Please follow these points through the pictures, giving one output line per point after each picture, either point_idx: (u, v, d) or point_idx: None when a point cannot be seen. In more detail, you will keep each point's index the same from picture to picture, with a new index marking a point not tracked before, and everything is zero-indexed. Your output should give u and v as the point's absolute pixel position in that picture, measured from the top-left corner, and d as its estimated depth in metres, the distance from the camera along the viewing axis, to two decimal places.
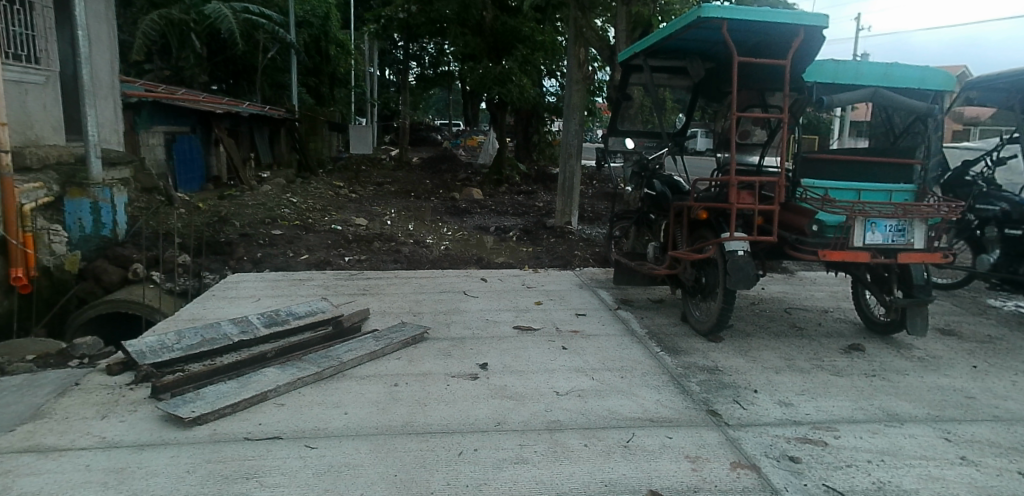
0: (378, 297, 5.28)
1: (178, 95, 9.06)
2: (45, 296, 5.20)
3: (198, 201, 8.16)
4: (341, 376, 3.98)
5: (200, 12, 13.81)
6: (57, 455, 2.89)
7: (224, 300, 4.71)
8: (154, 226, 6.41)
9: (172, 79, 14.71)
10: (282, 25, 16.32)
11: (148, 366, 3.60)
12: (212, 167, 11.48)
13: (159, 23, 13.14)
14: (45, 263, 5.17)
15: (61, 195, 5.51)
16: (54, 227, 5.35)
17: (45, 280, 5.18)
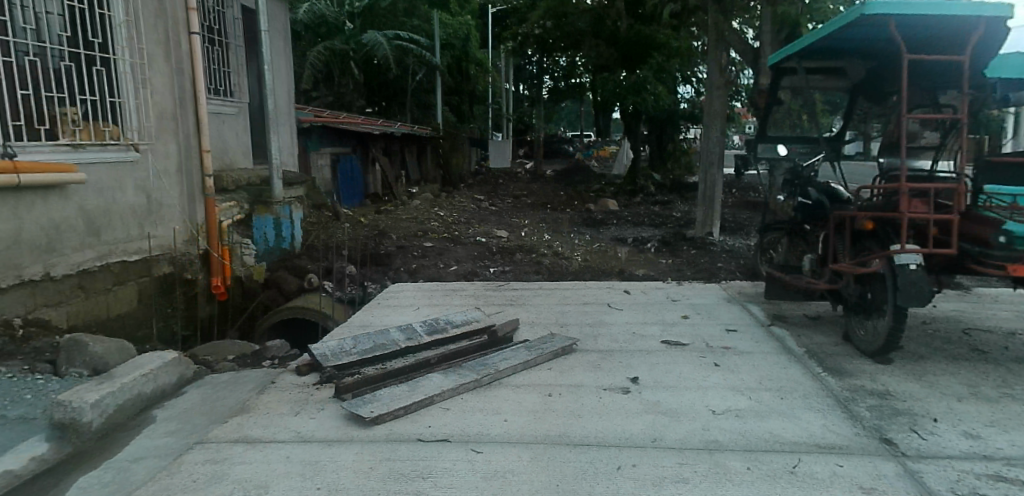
0: (525, 307, 5.39)
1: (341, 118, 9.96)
2: (238, 303, 5.90)
3: (360, 216, 8.87)
4: (498, 384, 4.08)
5: (359, 42, 15.45)
6: (262, 446, 3.22)
7: (388, 308, 5.04)
8: (323, 240, 7.04)
9: (334, 105, 16.24)
10: (427, 48, 17.41)
11: (331, 368, 3.95)
12: (370, 185, 12.26)
13: (325, 53, 14.91)
14: (239, 274, 5.90)
15: (251, 212, 6.25)
16: (245, 240, 6.10)
17: (239, 288, 5.89)
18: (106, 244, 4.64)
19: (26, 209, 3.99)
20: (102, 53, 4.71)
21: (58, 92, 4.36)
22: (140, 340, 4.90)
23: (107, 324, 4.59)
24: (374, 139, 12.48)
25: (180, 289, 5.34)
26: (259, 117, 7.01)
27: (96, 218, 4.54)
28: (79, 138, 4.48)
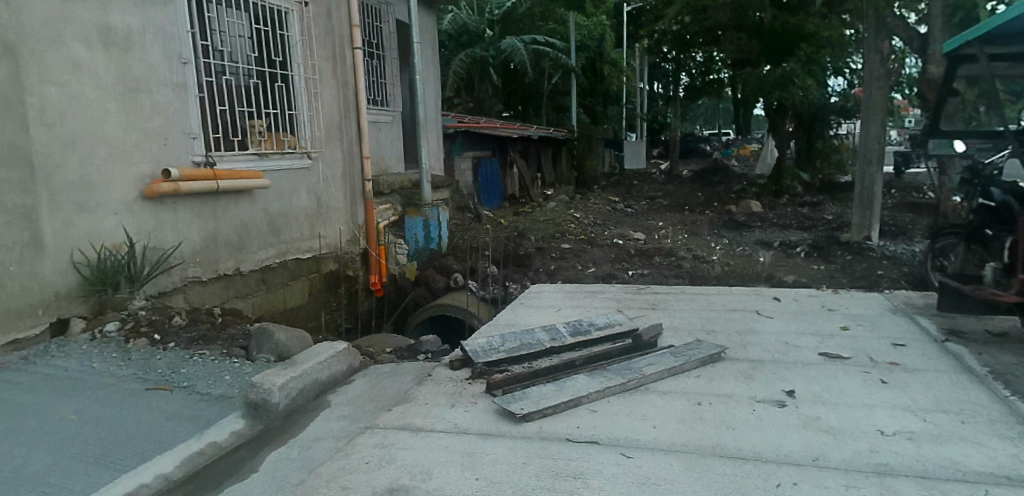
0: (668, 312, 5.27)
1: (483, 123, 10.37)
2: (393, 299, 6.31)
3: (501, 218, 9.17)
4: (645, 390, 3.94)
5: (498, 48, 15.73)
6: (423, 434, 3.38)
7: (530, 308, 5.12)
8: (467, 241, 7.31)
9: (476, 110, 16.98)
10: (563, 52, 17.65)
11: (481, 364, 4.02)
12: (507, 187, 12.64)
13: (467, 61, 15.48)
14: (393, 272, 6.36)
15: (403, 214, 6.70)
16: (398, 241, 6.56)
17: (393, 286, 6.32)
18: (284, 243, 5.21)
19: (221, 213, 4.63)
20: (282, 70, 5.25)
21: (246, 105, 4.93)
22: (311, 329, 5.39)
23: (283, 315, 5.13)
24: (512, 143, 12.83)
25: (343, 286, 5.84)
26: (411, 125, 7.46)
27: (277, 220, 5.12)
28: (263, 148, 5.04)
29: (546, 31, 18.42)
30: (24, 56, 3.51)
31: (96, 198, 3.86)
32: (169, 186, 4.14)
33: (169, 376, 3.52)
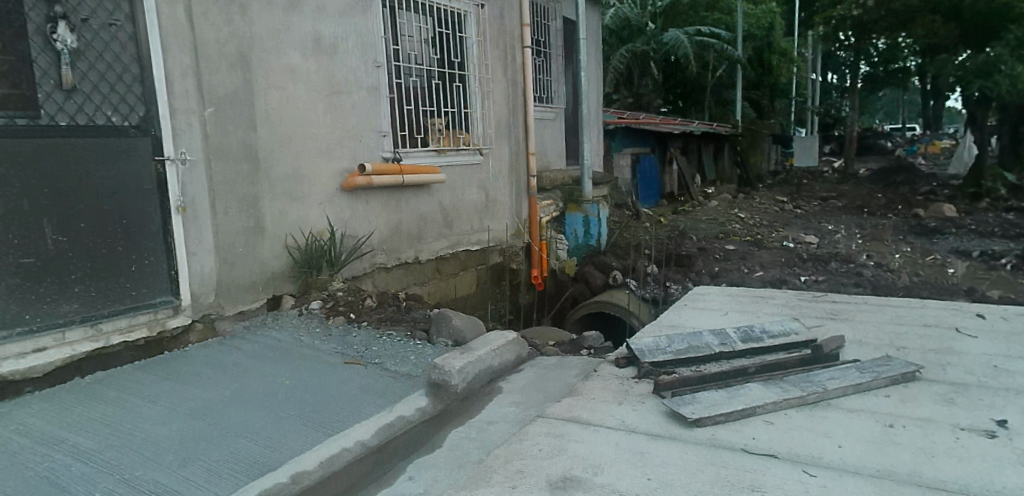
0: (850, 324, 4.87)
1: (644, 120, 10.33)
2: (552, 294, 6.58)
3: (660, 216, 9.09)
4: (826, 406, 3.66)
5: (659, 42, 15.60)
6: (593, 428, 3.34)
7: (696, 310, 4.98)
8: (626, 238, 7.43)
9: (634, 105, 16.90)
10: (729, 42, 16.99)
11: (648, 364, 3.94)
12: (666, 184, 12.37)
13: (627, 56, 15.47)
14: (553, 266, 6.60)
15: (564, 210, 6.89)
16: (559, 236, 6.75)
17: (553, 280, 6.57)
18: (456, 235, 5.56)
19: (403, 206, 5.05)
20: (460, 71, 5.63)
21: (429, 105, 5.34)
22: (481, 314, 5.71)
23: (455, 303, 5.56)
24: (672, 138, 12.58)
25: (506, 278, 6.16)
26: (572, 123, 7.61)
27: (452, 213, 5.48)
28: (442, 145, 5.42)
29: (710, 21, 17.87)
30: (254, 65, 4.09)
31: (305, 189, 4.37)
32: (363, 180, 4.58)
33: (363, 352, 3.88)
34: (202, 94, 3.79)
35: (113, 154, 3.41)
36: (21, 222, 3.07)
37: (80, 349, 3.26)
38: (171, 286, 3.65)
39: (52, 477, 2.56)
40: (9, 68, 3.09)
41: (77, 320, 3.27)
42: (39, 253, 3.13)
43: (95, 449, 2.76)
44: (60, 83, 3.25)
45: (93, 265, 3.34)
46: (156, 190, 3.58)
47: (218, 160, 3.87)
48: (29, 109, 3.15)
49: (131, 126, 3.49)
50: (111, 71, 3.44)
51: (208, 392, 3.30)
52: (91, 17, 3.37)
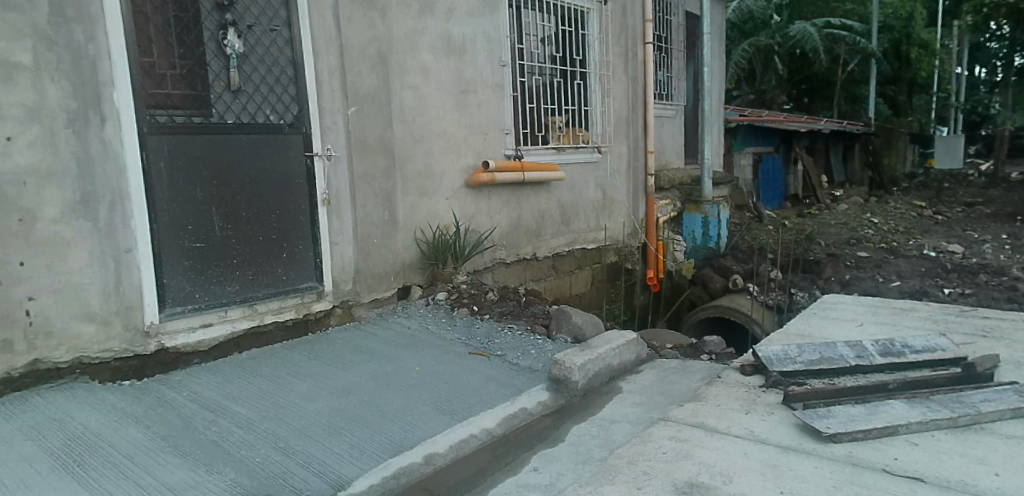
0: (1006, 343, 4.41)
1: (768, 118, 10.00)
2: (668, 296, 6.76)
3: (785, 219, 8.75)
4: (980, 430, 3.31)
5: (785, 35, 14.91)
6: (720, 436, 3.22)
7: (826, 320, 4.72)
8: (748, 242, 7.40)
9: (755, 103, 16.33)
10: (863, 34, 15.91)
11: (777, 373, 3.78)
12: (790, 185, 11.88)
13: (749, 51, 14.92)
14: (670, 268, 6.73)
15: (682, 210, 6.93)
16: (677, 237, 6.80)
17: (669, 282, 6.73)
18: (574, 232, 5.70)
19: (524, 203, 5.21)
20: (581, 68, 5.71)
21: (550, 103, 5.44)
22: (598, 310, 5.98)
23: (573, 300, 5.71)
24: (798, 136, 12.02)
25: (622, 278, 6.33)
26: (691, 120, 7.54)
27: (571, 211, 5.64)
28: (562, 142, 5.52)
29: (841, 13, 16.88)
30: (393, 66, 4.35)
31: (433, 185, 4.60)
32: (487, 176, 4.76)
33: (487, 344, 3.98)
34: (346, 93, 4.07)
35: (270, 150, 3.75)
36: (196, 211, 3.45)
37: (239, 327, 3.58)
38: (317, 273, 3.94)
39: (220, 442, 2.83)
40: (188, 72, 3.50)
41: (238, 300, 3.61)
42: (209, 239, 3.49)
43: (254, 418, 3.03)
44: (229, 85, 3.64)
45: (253, 251, 3.68)
46: (305, 184, 3.89)
47: (358, 156, 4.15)
48: (204, 108, 3.55)
49: (286, 124, 3.83)
50: (270, 74, 3.78)
51: (348, 373, 3.52)
52: (255, 24, 3.70)
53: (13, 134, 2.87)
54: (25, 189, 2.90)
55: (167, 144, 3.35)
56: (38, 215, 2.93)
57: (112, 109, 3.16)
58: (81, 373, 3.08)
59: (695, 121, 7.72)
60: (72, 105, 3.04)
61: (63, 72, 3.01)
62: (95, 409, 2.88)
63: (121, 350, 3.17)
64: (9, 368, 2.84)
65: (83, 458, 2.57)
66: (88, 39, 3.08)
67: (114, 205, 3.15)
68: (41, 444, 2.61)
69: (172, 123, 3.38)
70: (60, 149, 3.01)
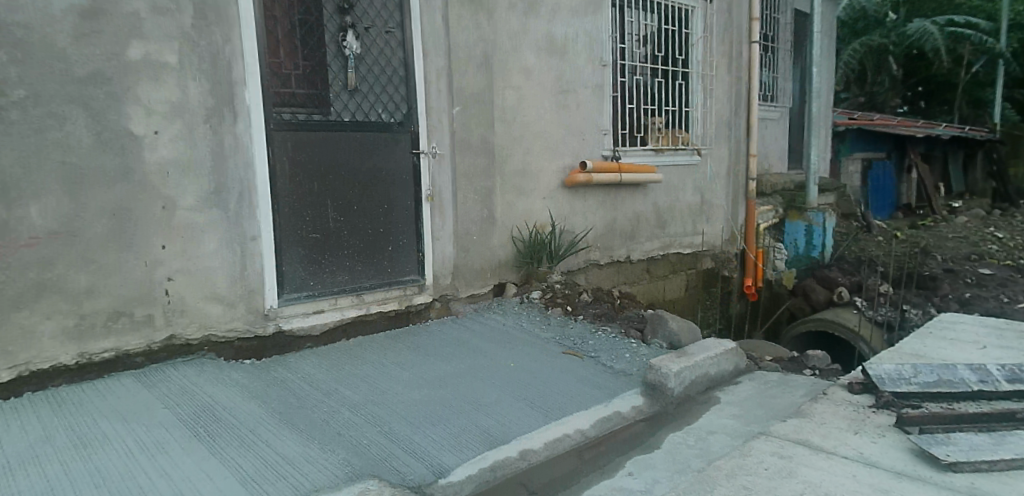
0: None
1: (881, 123, 9.52)
2: (766, 305, 6.67)
3: (897, 230, 8.28)
4: None
5: (901, 34, 14.15)
6: (825, 456, 3.06)
7: (944, 341, 4.41)
8: (855, 253, 7.09)
9: (865, 106, 15.51)
10: (992, 32, 14.68)
11: (889, 394, 3.59)
12: (903, 195, 11.19)
13: (860, 51, 14.41)
14: (769, 277, 6.65)
15: (784, 217, 6.89)
16: (778, 245, 6.77)
17: (767, 291, 6.64)
18: (669, 236, 5.67)
19: (619, 205, 5.21)
20: (683, 68, 5.69)
21: (650, 104, 5.46)
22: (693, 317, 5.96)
23: (667, 305, 5.70)
24: (914, 142, 11.30)
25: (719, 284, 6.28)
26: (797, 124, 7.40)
27: (667, 214, 5.61)
28: (660, 144, 5.53)
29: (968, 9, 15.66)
30: (495, 67, 4.45)
31: (531, 184, 4.67)
32: (585, 177, 4.77)
33: (580, 344, 3.97)
34: (452, 93, 4.20)
35: (380, 146, 3.91)
36: (313, 203, 3.66)
37: (348, 314, 3.77)
38: (418, 266, 4.08)
39: (330, 422, 2.98)
40: (310, 72, 3.71)
41: (347, 289, 3.79)
42: (323, 230, 3.70)
43: (360, 402, 3.16)
44: (346, 84, 3.83)
45: (361, 243, 3.86)
46: (411, 180, 4.05)
47: (461, 155, 4.27)
48: (323, 107, 3.75)
49: (396, 122, 3.99)
50: (383, 74, 3.94)
51: (448, 364, 3.60)
52: (372, 26, 3.87)
53: (159, 128, 3.16)
54: (167, 179, 3.18)
55: (289, 139, 3.57)
56: (177, 203, 3.21)
57: (244, 107, 3.40)
58: (208, 350, 3.34)
59: (801, 123, 7.47)
60: (209, 102, 3.30)
61: (203, 71, 3.27)
62: (220, 383, 3.10)
63: (243, 331, 3.41)
64: (149, 341, 3.14)
65: (210, 426, 2.77)
66: (225, 42, 3.33)
67: (243, 196, 3.40)
68: (174, 411, 2.83)
69: (295, 120, 3.60)
70: (198, 143, 3.27)
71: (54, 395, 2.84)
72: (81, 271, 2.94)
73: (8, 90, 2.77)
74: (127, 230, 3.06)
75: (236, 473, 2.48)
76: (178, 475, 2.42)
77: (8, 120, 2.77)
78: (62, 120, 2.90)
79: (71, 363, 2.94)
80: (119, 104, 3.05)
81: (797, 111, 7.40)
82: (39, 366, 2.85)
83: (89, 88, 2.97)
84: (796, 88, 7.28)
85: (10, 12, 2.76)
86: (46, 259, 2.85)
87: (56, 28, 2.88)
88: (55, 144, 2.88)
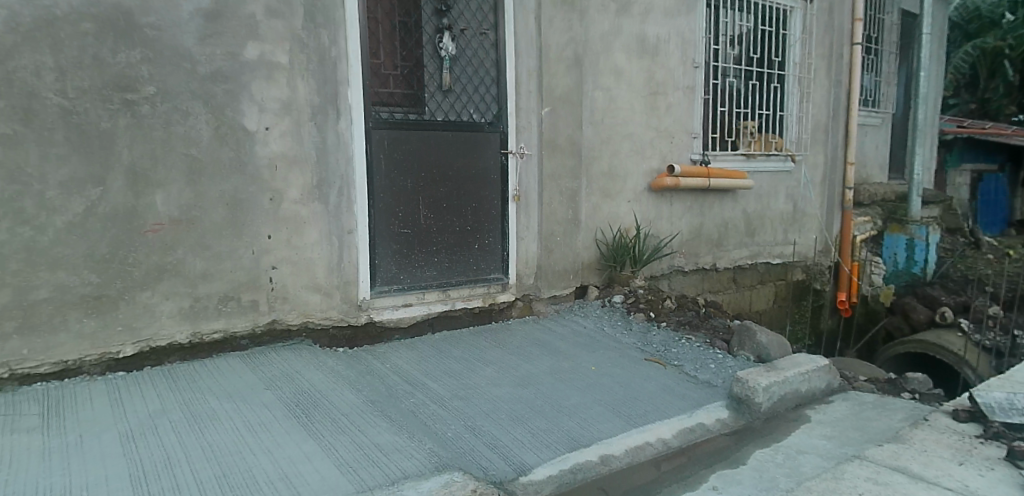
0: None
1: (995, 132, 8.93)
2: (860, 322, 6.34)
3: (1010, 248, 7.72)
4: None
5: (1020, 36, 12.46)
6: (926, 486, 2.88)
7: None
8: (964, 270, 6.50)
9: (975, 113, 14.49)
10: None
11: (999, 425, 3.35)
12: (1016, 210, 10.41)
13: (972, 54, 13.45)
14: (864, 292, 6.35)
15: (882, 229, 6.57)
16: (875, 259, 6.48)
17: (862, 307, 6.33)
18: (758, 245, 5.52)
19: (707, 210, 5.11)
20: (779, 71, 5.52)
21: (743, 107, 5.31)
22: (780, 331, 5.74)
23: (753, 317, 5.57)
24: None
25: (810, 297, 6.11)
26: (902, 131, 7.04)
27: (755, 222, 5.46)
28: (752, 149, 5.38)
29: None
30: (586, 68, 4.42)
31: (618, 187, 4.64)
32: (672, 181, 4.71)
33: (662, 352, 3.91)
34: (543, 94, 4.20)
35: (471, 146, 3.98)
36: (406, 200, 3.78)
37: (435, 309, 3.86)
38: (503, 265, 4.13)
39: (418, 413, 3.06)
40: (407, 73, 3.82)
41: (434, 285, 3.89)
42: (414, 227, 3.81)
43: (446, 396, 3.23)
44: (441, 84, 3.92)
45: (450, 240, 3.95)
46: (499, 180, 4.10)
47: (550, 155, 4.26)
48: (418, 106, 3.86)
49: (487, 122, 4.04)
50: (476, 74, 4.01)
51: (530, 364, 3.62)
52: (467, 28, 3.94)
53: (270, 124, 3.34)
54: (275, 172, 3.37)
55: (386, 138, 3.69)
56: (283, 195, 3.39)
57: (346, 106, 3.54)
58: (305, 336, 3.51)
59: (905, 130, 7.07)
60: (315, 100, 3.46)
61: (310, 70, 3.43)
62: (316, 369, 3.25)
63: (338, 319, 3.56)
64: (253, 325, 3.33)
65: (308, 410, 2.91)
66: (331, 42, 3.47)
67: (342, 191, 3.55)
68: (276, 393, 2.99)
69: (392, 119, 3.73)
70: (304, 139, 3.44)
71: (171, 371, 3.08)
72: (197, 256, 3.16)
73: (141, 86, 3.02)
74: (238, 219, 3.26)
75: (331, 455, 2.60)
76: (280, 454, 2.56)
77: (140, 114, 3.02)
78: (186, 115, 3.13)
79: (185, 341, 3.17)
80: (236, 101, 3.25)
81: (900, 117, 7.00)
82: (158, 342, 3.09)
83: (210, 86, 3.18)
84: (899, 94, 6.89)
85: (146, 15, 3.00)
86: (169, 243, 3.09)
87: (183, 30, 3.10)
88: (179, 137, 3.12)
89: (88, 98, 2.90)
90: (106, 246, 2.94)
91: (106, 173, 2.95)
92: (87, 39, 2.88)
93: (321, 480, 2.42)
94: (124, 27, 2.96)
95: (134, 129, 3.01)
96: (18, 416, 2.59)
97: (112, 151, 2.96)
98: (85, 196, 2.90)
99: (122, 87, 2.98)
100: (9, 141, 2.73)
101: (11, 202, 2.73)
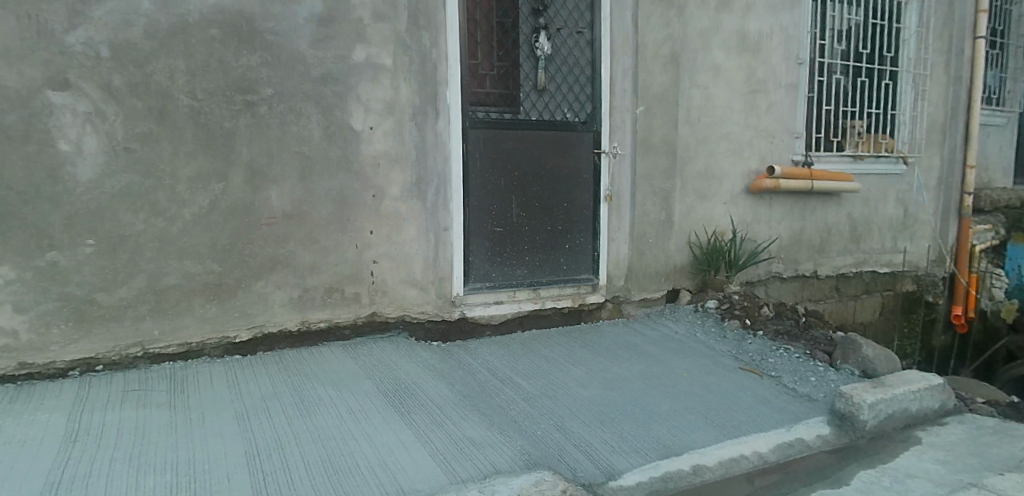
0: None
1: None
2: (976, 340, 5.96)
3: None
4: None
5: None
6: None
7: None
8: None
9: None
10: None
11: None
12: None
13: None
14: (983, 307, 5.95)
15: (1005, 238, 6.06)
16: (996, 270, 5.99)
17: (980, 324, 5.95)
18: (863, 252, 5.25)
19: (808, 214, 4.90)
20: (890, 67, 5.21)
21: (849, 106, 5.04)
22: (886, 344, 5.41)
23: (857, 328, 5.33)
24: None
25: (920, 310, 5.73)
26: None
27: (858, 227, 5.17)
28: (860, 150, 5.10)
29: None
30: (683, 65, 4.31)
31: (713, 189, 4.51)
32: (771, 182, 4.53)
33: (758, 362, 3.77)
34: (638, 93, 4.14)
35: (564, 145, 3.98)
36: (500, 198, 3.83)
37: (525, 307, 3.90)
38: (593, 266, 4.12)
39: (508, 409, 3.05)
40: (504, 73, 3.85)
41: (525, 283, 3.93)
42: (507, 225, 3.86)
43: (536, 394, 3.20)
44: (536, 84, 3.94)
45: (541, 240, 3.97)
46: (591, 179, 4.08)
47: (644, 155, 4.20)
48: (514, 106, 3.89)
49: (580, 121, 4.03)
50: (571, 74, 4.00)
51: (620, 367, 3.56)
52: (563, 27, 3.93)
53: (374, 124, 3.47)
54: (378, 170, 3.50)
55: (482, 137, 3.75)
56: (385, 193, 3.52)
57: (444, 106, 3.62)
58: (402, 329, 3.63)
59: None
60: (417, 101, 3.56)
61: (412, 72, 3.53)
62: (411, 364, 3.32)
63: (433, 314, 3.67)
64: (355, 316, 3.50)
65: (405, 401, 2.99)
66: (433, 44, 3.56)
67: (439, 189, 3.64)
68: (375, 383, 3.10)
69: (489, 119, 3.78)
70: (405, 138, 3.55)
71: (281, 356, 3.28)
72: (306, 249, 3.35)
73: (260, 88, 3.21)
74: (343, 215, 3.42)
75: (426, 446, 2.65)
76: (379, 442, 2.64)
77: (259, 114, 3.21)
78: (299, 115, 3.30)
79: (294, 329, 3.37)
80: (344, 102, 3.40)
81: None
82: (270, 329, 3.30)
83: (321, 87, 3.34)
84: None
85: (265, 21, 3.19)
86: (281, 236, 3.28)
87: (298, 34, 3.27)
88: (293, 137, 3.30)
89: (214, 100, 3.11)
90: (226, 238, 3.16)
91: (228, 168, 3.16)
92: (214, 44, 3.09)
93: (417, 470, 2.46)
94: (247, 32, 3.16)
95: (253, 128, 3.21)
96: (149, 391, 2.85)
97: (233, 149, 3.17)
98: (210, 191, 3.13)
99: (244, 89, 3.17)
100: (146, 140, 2.99)
101: (147, 195, 3.00)
